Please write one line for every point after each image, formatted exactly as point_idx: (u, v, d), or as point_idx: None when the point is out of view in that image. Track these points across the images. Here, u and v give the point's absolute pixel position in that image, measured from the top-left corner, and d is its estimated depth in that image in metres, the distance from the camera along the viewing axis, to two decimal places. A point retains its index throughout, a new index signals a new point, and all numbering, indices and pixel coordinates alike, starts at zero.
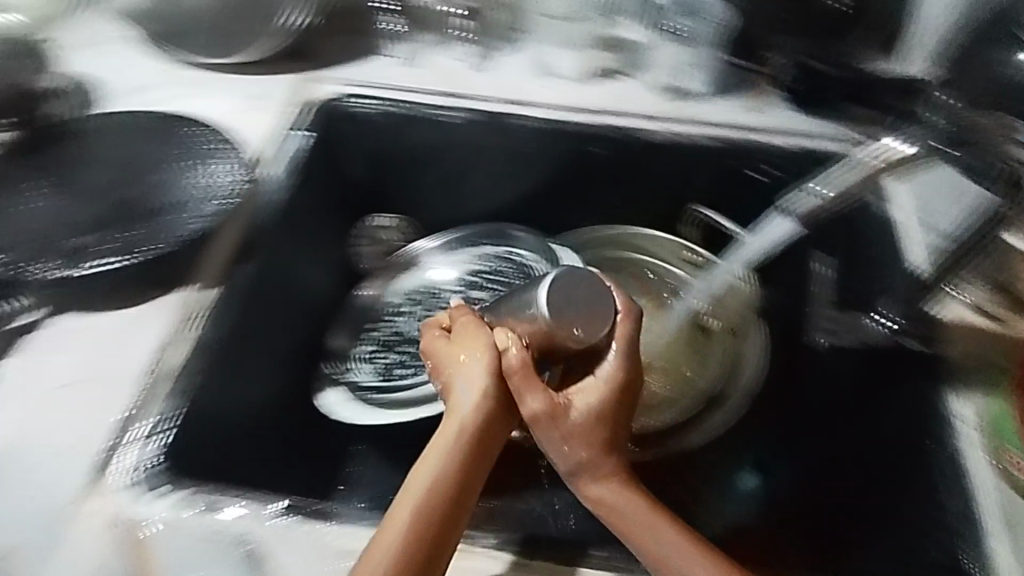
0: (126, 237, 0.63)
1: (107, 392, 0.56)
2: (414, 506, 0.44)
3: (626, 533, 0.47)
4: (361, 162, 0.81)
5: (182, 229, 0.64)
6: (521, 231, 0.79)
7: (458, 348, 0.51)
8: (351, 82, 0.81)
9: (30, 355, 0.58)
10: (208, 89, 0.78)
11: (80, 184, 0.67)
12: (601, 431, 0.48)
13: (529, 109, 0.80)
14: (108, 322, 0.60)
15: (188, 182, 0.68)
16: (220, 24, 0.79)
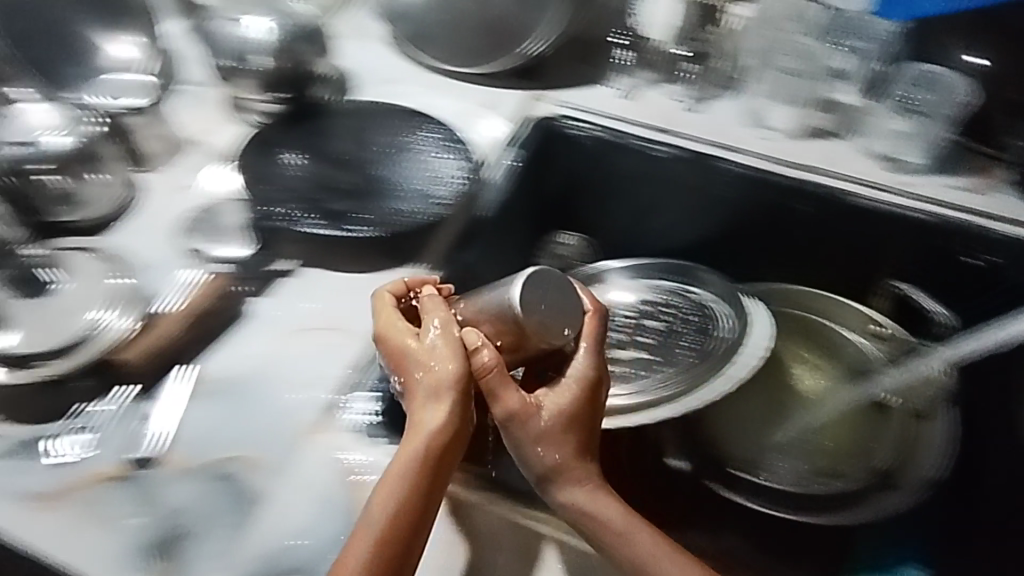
0: (377, 210, 0.70)
1: (340, 343, 0.62)
2: (383, 520, 0.46)
3: (571, 525, 0.50)
4: (565, 178, 0.86)
5: (425, 210, 0.71)
6: (706, 274, 0.80)
7: (422, 353, 0.51)
8: (568, 104, 0.85)
9: (272, 296, 0.64)
10: (445, 92, 0.86)
11: (337, 157, 0.75)
12: (573, 434, 0.51)
13: (737, 154, 0.80)
14: (341, 281, 0.66)
15: (428, 171, 0.74)
16: (477, 39, 0.87)
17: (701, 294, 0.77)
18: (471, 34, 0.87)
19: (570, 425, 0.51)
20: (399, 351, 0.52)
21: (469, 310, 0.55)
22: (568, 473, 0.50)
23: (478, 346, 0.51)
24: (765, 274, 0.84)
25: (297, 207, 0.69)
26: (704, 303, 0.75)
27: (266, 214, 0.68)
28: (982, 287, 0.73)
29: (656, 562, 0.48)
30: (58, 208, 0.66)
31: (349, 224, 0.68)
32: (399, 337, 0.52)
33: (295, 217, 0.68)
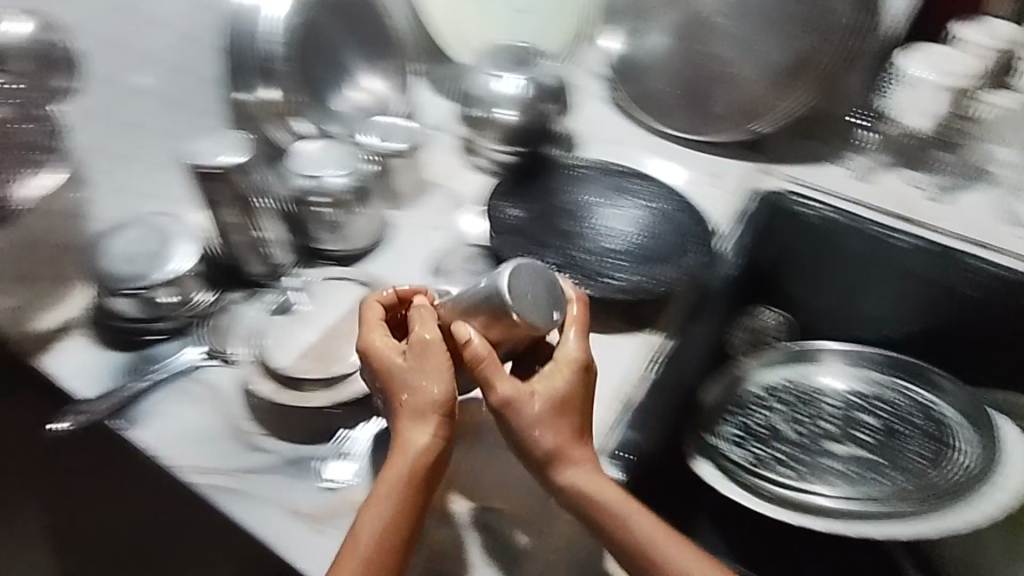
0: (625, 271, 0.68)
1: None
2: (371, 542, 0.45)
3: (576, 511, 0.47)
4: (780, 254, 0.82)
5: (672, 274, 0.69)
6: (936, 374, 0.75)
7: (415, 374, 0.49)
8: (797, 180, 0.83)
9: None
10: (671, 157, 0.85)
11: (575, 215, 0.74)
12: (560, 421, 0.49)
13: (995, 254, 0.75)
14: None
15: (669, 235, 0.73)
16: (705, 108, 0.85)
17: (923, 395, 0.73)
18: (699, 102, 0.85)
19: (558, 406, 0.49)
20: (389, 371, 0.50)
21: (456, 313, 0.51)
22: (551, 454, 0.48)
23: (469, 339, 0.49)
24: (1002, 383, 0.76)
25: (544, 257, 0.69)
26: (930, 408, 0.72)
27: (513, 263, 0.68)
28: None
29: (681, 563, 0.45)
30: (323, 234, 0.69)
31: (597, 283, 0.67)
32: (401, 359, 0.50)
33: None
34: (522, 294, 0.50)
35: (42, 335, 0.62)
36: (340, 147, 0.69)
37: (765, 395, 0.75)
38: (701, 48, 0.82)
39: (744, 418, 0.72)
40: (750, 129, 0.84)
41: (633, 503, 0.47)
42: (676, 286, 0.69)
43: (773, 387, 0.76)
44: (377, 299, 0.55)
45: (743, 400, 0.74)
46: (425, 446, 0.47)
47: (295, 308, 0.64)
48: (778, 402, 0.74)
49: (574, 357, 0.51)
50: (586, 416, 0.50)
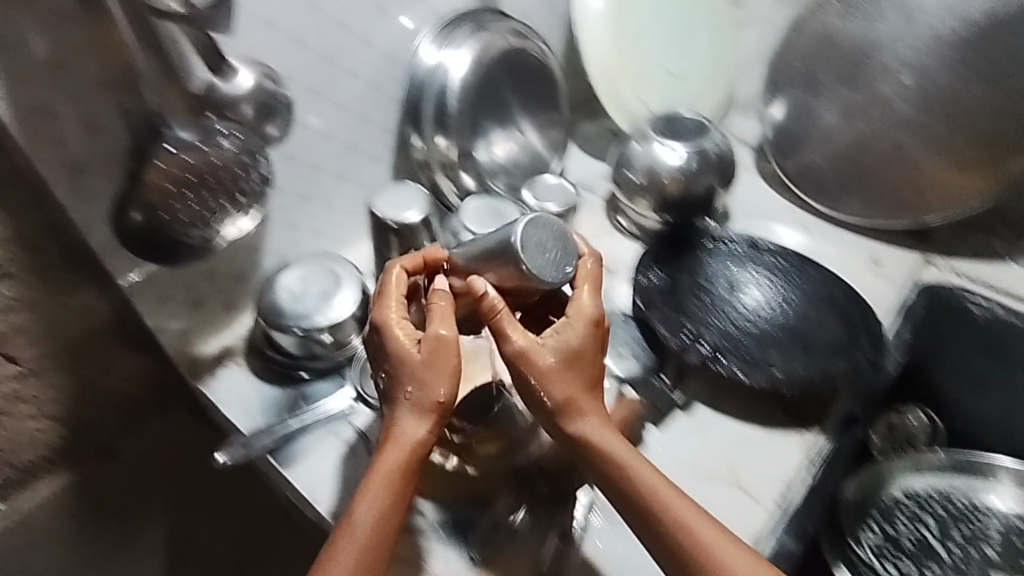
0: (790, 361, 0.63)
1: (742, 503, 0.59)
2: (374, 516, 0.48)
3: (591, 459, 0.51)
4: (937, 347, 0.76)
5: (843, 371, 0.63)
6: None
7: (426, 372, 0.51)
8: (968, 276, 0.78)
9: (666, 430, 0.63)
10: (829, 240, 0.82)
11: (728, 291, 0.70)
12: (569, 381, 0.51)
13: None
14: (733, 429, 0.63)
15: (837, 325, 0.67)
16: (874, 192, 0.81)
17: None
18: (867, 184, 0.81)
19: (570, 364, 0.52)
20: (402, 360, 0.52)
21: (473, 266, 0.55)
22: (565, 410, 0.51)
23: (484, 292, 0.52)
24: None
25: (700, 336, 0.65)
26: None
27: (668, 338, 0.65)
28: None
29: (682, 512, 0.49)
30: None
31: (758, 372, 0.63)
32: (407, 346, 0.52)
33: (703, 354, 0.64)
34: (549, 271, 0.51)
35: (206, 359, 0.65)
36: (507, 204, 0.69)
37: (920, 500, 0.69)
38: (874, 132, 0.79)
39: (893, 528, 0.67)
40: (919, 220, 0.80)
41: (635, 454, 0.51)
42: (847, 387, 0.63)
43: (920, 494, 0.69)
44: (400, 266, 0.56)
45: (894, 504, 0.69)
46: (427, 425, 0.51)
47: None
48: (931, 518, 0.68)
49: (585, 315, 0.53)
50: (595, 365, 0.53)
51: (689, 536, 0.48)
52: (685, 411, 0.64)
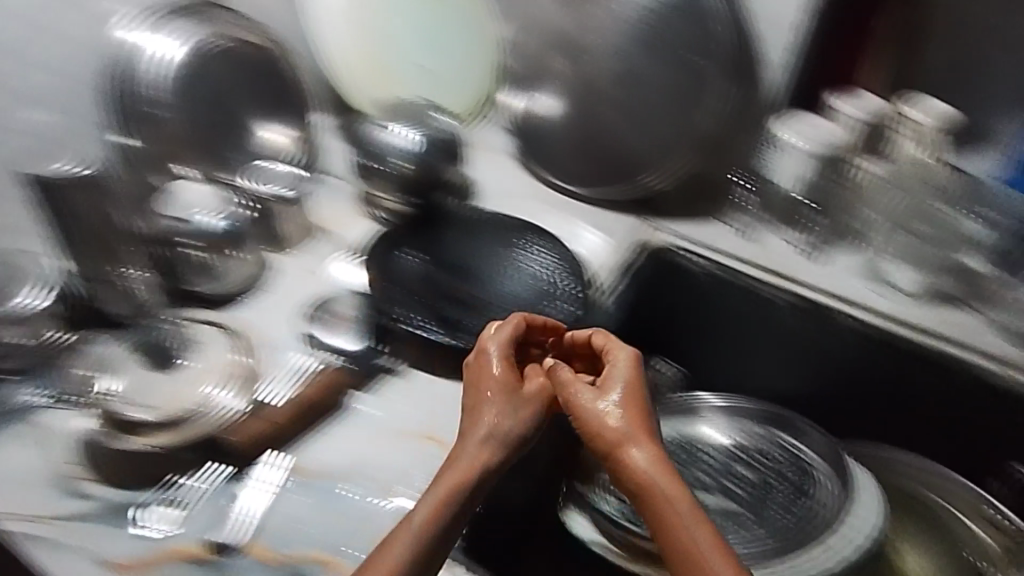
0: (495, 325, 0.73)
1: (434, 459, 0.61)
2: (426, 515, 0.54)
3: (625, 477, 0.56)
4: (667, 306, 0.85)
5: None
6: (810, 427, 0.78)
7: (507, 404, 0.61)
8: (681, 235, 0.86)
9: (374, 394, 0.65)
10: (562, 211, 0.90)
11: (474, 271, 0.79)
12: (609, 405, 0.60)
13: (861, 311, 0.80)
14: (435, 391, 0.66)
15: (545, 290, 0.78)
16: (596, 168, 0.90)
17: (801, 450, 0.74)
18: (588, 161, 0.90)
19: (606, 392, 0.62)
20: (490, 392, 0.62)
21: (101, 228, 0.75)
22: (612, 432, 0.58)
23: (519, 324, 0.68)
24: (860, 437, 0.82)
25: (417, 314, 0.73)
26: (803, 459, 0.73)
27: (385, 317, 0.72)
28: None
29: (682, 514, 0.53)
30: (199, 279, 0.74)
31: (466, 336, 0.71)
32: (500, 385, 0.62)
33: (411, 323, 0.72)
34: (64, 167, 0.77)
35: None
36: (212, 195, 0.79)
37: None
38: (593, 103, 0.88)
39: None
40: (644, 182, 0.88)
41: (643, 446, 0.57)
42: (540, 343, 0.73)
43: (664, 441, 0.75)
44: (506, 328, 0.67)
45: None
46: (501, 448, 0.59)
47: (179, 360, 0.68)
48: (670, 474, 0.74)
49: (624, 358, 0.65)
50: (641, 404, 0.61)
51: (683, 539, 0.52)
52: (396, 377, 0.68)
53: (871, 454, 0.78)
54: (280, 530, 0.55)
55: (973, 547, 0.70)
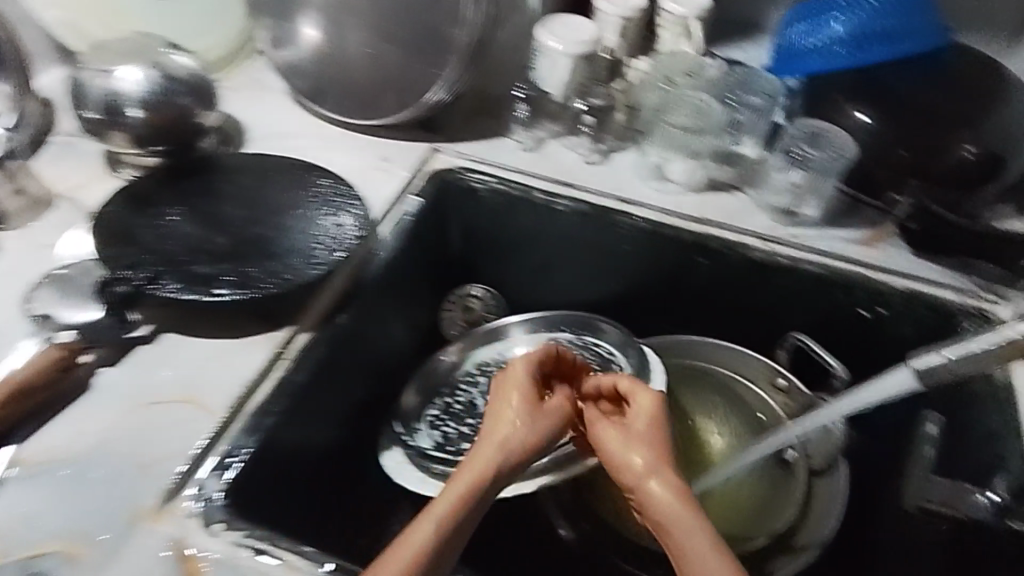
0: (253, 269, 0.66)
1: (196, 415, 0.60)
2: (427, 535, 0.50)
3: (652, 508, 0.51)
4: (461, 232, 0.87)
5: (323, 269, 0.68)
6: (609, 324, 0.83)
7: (535, 424, 0.60)
8: (467, 157, 0.86)
9: (130, 364, 0.63)
10: (345, 146, 0.87)
11: (244, 222, 0.71)
12: (637, 456, 0.55)
13: (637, 208, 0.81)
14: (201, 349, 0.64)
15: (316, 225, 0.72)
16: (371, 93, 0.85)
17: (602, 347, 0.80)
18: (361, 87, 0.85)
19: (637, 444, 0.56)
20: (504, 412, 0.61)
21: None
22: (630, 467, 0.54)
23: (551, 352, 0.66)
24: (657, 328, 0.88)
25: (160, 275, 0.64)
26: (606, 355, 0.79)
27: (117, 285, 0.63)
28: (868, 338, 0.76)
29: (688, 532, 0.48)
30: None
31: (221, 286, 0.64)
32: (524, 410, 0.61)
33: (164, 291, 0.63)
34: None
35: None
36: None
37: (472, 373, 0.84)
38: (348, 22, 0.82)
39: (447, 401, 0.81)
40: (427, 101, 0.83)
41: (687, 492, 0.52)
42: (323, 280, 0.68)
43: (486, 363, 0.84)
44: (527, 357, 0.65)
45: (454, 383, 0.83)
46: (518, 457, 0.58)
47: None
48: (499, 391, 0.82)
49: (648, 400, 0.60)
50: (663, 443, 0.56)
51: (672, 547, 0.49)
52: (150, 343, 0.65)
53: (667, 339, 0.82)
54: (30, 518, 0.54)
55: (754, 407, 0.78)
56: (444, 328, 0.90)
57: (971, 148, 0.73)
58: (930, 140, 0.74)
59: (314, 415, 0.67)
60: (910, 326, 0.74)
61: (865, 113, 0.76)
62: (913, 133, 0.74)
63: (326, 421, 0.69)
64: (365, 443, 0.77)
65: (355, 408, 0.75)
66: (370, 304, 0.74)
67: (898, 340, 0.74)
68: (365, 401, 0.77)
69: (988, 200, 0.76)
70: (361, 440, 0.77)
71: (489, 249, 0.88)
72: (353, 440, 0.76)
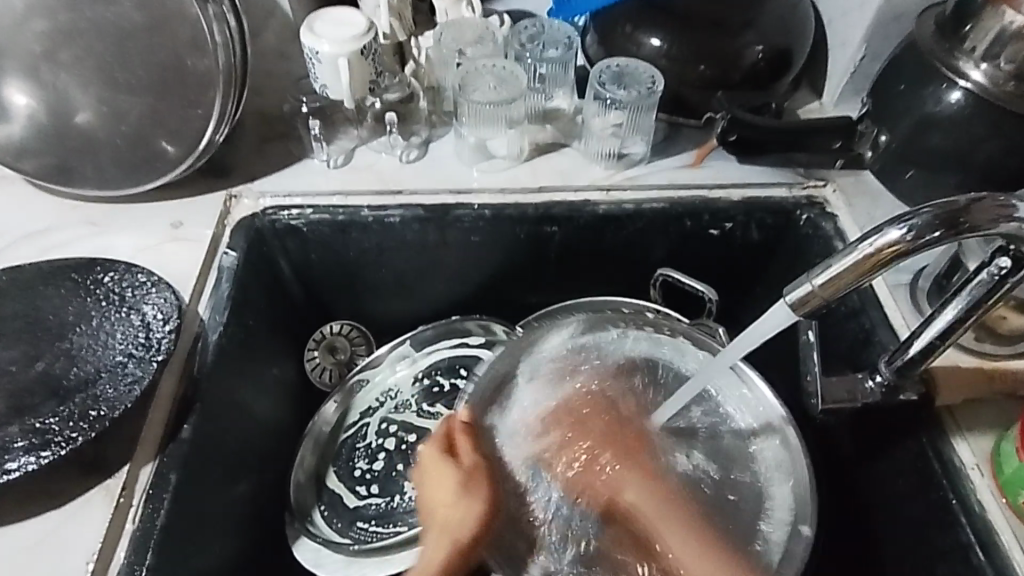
0: (50, 421, 0.53)
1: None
2: None
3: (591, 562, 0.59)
4: (295, 276, 0.78)
5: (139, 387, 0.56)
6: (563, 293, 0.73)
7: (455, 501, 0.63)
8: (273, 193, 0.75)
9: None
10: (122, 223, 0.72)
11: (15, 364, 0.57)
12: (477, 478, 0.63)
13: (471, 195, 0.76)
14: (21, 536, 0.52)
15: (115, 334, 0.59)
16: (127, 155, 0.70)
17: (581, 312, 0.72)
18: (113, 151, 0.70)
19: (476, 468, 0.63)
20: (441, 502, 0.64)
21: None
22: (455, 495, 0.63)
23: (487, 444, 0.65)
24: (532, 305, 0.85)
25: None
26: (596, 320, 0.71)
27: None
28: (723, 252, 0.79)
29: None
30: None
31: (10, 459, 0.51)
32: (450, 469, 0.64)
33: None
34: None
35: None
36: None
37: (360, 421, 0.77)
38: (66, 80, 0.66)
39: (345, 462, 0.75)
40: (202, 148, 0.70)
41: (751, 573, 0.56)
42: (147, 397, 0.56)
43: (371, 406, 0.78)
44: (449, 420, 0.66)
45: (345, 441, 0.76)
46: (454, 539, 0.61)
47: None
48: (395, 426, 0.77)
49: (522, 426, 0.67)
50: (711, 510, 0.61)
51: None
52: None
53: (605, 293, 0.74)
54: None
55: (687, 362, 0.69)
56: (318, 379, 0.81)
57: (760, 47, 0.74)
58: (724, 49, 0.74)
59: (194, 548, 0.57)
60: (754, 231, 0.77)
61: (657, 38, 0.75)
62: (706, 46, 0.74)
63: (213, 546, 0.60)
64: (269, 544, 0.69)
65: (243, 513, 0.66)
66: (219, 396, 0.64)
67: (747, 245, 0.78)
68: (252, 498, 0.68)
69: (785, 89, 0.80)
70: (264, 542, 0.69)
71: (335, 281, 0.80)
72: (253, 548, 0.67)
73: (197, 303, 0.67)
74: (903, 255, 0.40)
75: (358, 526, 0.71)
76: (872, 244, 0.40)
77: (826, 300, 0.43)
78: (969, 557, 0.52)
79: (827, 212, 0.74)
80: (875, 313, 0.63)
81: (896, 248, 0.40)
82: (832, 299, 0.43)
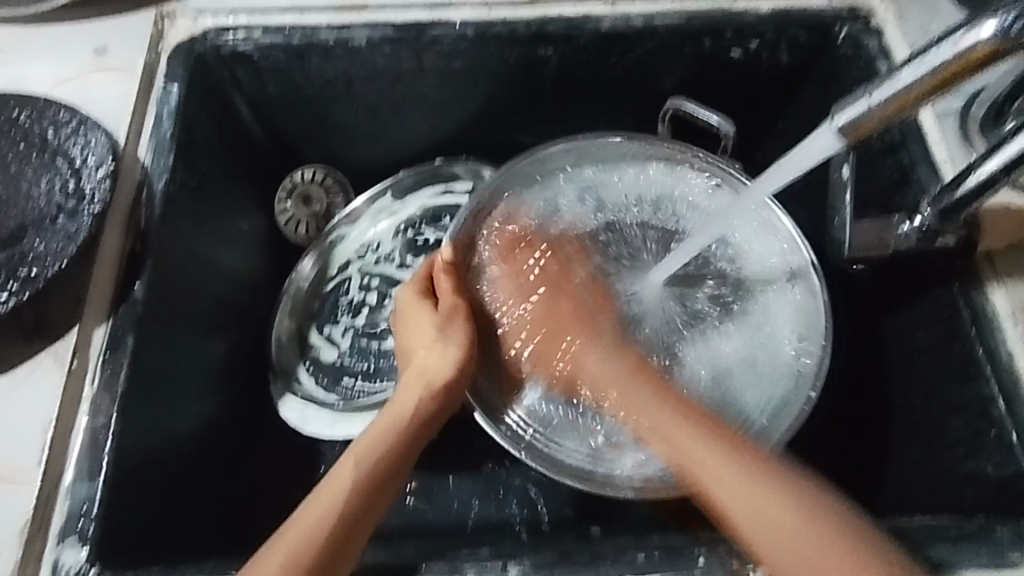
0: None
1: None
2: (351, 478, 0.48)
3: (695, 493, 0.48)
4: (252, 114, 0.68)
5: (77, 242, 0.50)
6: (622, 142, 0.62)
7: (444, 340, 0.54)
8: (213, 9, 0.63)
9: None
10: (34, 50, 0.61)
11: None
12: (461, 326, 0.54)
13: (451, 10, 0.64)
14: None
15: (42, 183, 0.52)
16: None
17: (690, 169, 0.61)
18: None
19: (456, 315, 0.55)
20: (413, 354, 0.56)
21: None
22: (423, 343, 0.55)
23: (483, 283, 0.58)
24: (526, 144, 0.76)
25: None
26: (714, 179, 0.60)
27: None
28: (745, 75, 0.68)
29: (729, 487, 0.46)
30: None
31: None
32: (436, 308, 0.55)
33: None
34: None
35: None
36: None
37: (339, 276, 0.72)
38: None
39: (327, 318, 0.70)
40: None
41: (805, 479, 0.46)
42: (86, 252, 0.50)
43: (350, 259, 0.72)
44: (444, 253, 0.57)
45: (324, 297, 0.71)
46: (436, 389, 0.53)
47: None
48: (376, 281, 0.71)
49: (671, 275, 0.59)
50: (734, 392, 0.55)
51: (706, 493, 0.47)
52: None
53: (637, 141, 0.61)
54: None
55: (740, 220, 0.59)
56: (294, 233, 0.74)
57: None
58: None
59: (164, 409, 0.54)
60: (784, 51, 0.66)
61: None
62: None
63: (187, 407, 0.57)
64: (249, 402, 0.66)
65: (218, 371, 0.62)
66: (175, 249, 0.57)
67: (774, 69, 0.67)
68: (228, 357, 0.64)
69: None
70: (245, 400, 0.66)
71: (300, 121, 0.70)
72: (234, 405, 0.64)
73: (135, 145, 0.58)
74: (991, 62, 0.33)
75: (344, 383, 0.68)
76: (951, 44, 0.33)
77: (884, 122, 0.37)
78: (988, 410, 0.49)
79: (871, 26, 0.62)
80: (918, 147, 0.55)
81: (984, 50, 0.32)
82: (888, 120, 0.37)
